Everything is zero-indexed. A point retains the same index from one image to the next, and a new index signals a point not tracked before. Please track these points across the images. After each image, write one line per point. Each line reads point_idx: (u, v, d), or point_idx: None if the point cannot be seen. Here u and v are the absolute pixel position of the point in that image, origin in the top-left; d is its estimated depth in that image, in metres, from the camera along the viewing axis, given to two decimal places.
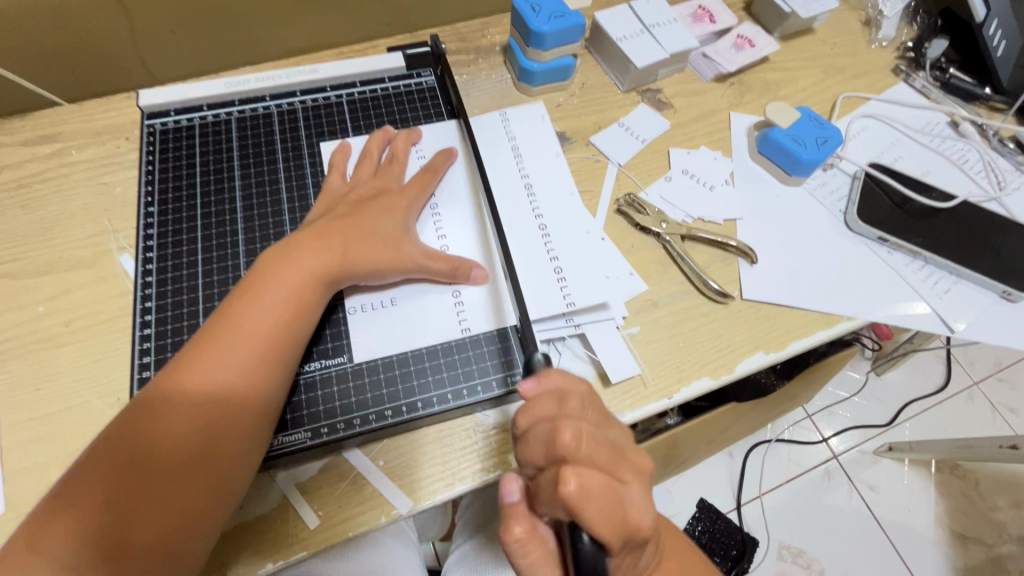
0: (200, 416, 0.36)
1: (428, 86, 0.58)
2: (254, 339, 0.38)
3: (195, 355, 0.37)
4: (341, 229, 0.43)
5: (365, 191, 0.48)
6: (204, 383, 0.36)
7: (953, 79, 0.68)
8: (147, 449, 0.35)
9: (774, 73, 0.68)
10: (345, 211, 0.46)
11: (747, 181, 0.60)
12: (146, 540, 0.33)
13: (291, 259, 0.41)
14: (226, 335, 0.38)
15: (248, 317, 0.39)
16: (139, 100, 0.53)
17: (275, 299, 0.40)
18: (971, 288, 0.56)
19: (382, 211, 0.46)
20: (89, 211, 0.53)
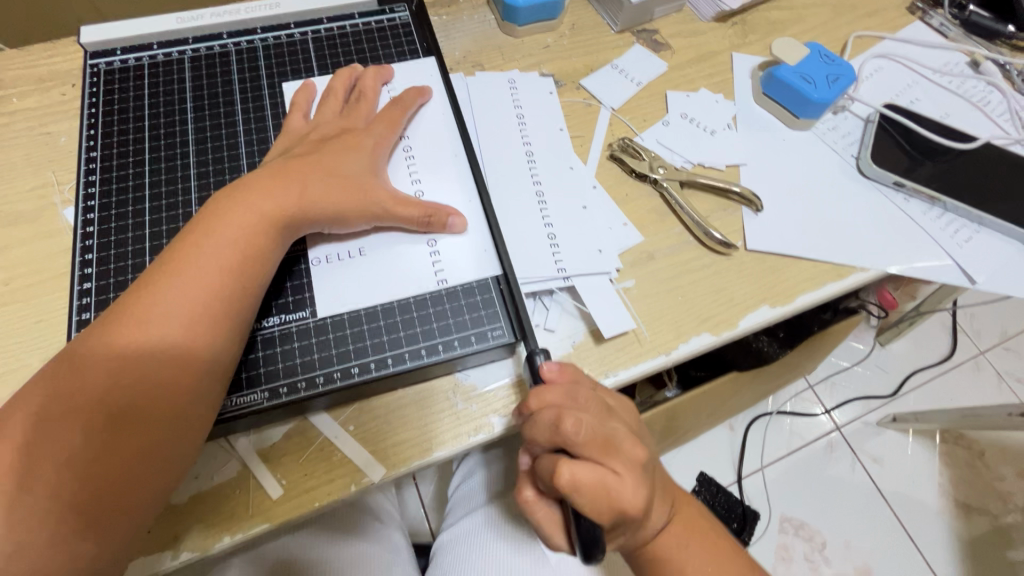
0: (138, 372, 0.32)
1: (402, 23, 0.52)
2: (199, 287, 0.34)
3: (132, 306, 0.33)
4: (297, 169, 0.39)
5: (328, 131, 0.44)
6: (140, 336, 0.33)
7: (973, 16, 0.63)
8: (74, 408, 0.31)
9: (780, 12, 0.63)
10: (304, 151, 0.41)
11: (751, 126, 0.55)
12: (71, 507, 0.30)
13: (239, 201, 0.37)
14: (168, 283, 0.34)
15: (192, 263, 0.35)
16: (81, 38, 0.48)
17: (223, 244, 0.35)
18: (993, 237, 0.52)
19: (346, 151, 0.42)
20: (31, 163, 0.48)
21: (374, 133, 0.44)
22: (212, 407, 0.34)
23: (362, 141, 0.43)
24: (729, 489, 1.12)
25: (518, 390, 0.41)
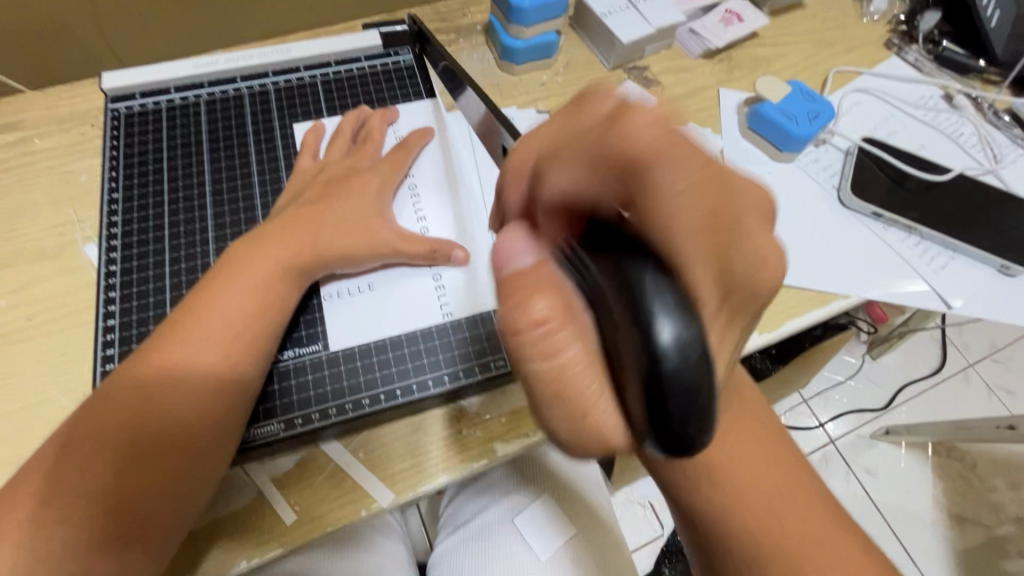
0: (166, 409, 0.35)
1: (406, 65, 0.55)
2: (223, 329, 0.38)
3: (163, 347, 0.37)
4: (311, 217, 0.43)
5: (336, 171, 0.47)
6: (178, 368, 0.36)
7: (946, 52, 0.66)
8: (118, 434, 0.34)
9: (763, 48, 0.66)
10: (315, 198, 0.44)
11: (737, 159, 0.58)
12: (119, 523, 0.33)
13: (259, 250, 0.41)
14: (194, 327, 0.37)
15: (216, 307, 0.38)
16: (103, 83, 0.51)
17: (243, 289, 0.39)
18: (968, 263, 0.54)
19: (355, 193, 0.45)
20: (52, 201, 0.50)
21: (380, 173, 0.47)
22: (233, 440, 0.37)
23: (370, 183, 0.46)
24: None
25: (519, 416, 0.43)
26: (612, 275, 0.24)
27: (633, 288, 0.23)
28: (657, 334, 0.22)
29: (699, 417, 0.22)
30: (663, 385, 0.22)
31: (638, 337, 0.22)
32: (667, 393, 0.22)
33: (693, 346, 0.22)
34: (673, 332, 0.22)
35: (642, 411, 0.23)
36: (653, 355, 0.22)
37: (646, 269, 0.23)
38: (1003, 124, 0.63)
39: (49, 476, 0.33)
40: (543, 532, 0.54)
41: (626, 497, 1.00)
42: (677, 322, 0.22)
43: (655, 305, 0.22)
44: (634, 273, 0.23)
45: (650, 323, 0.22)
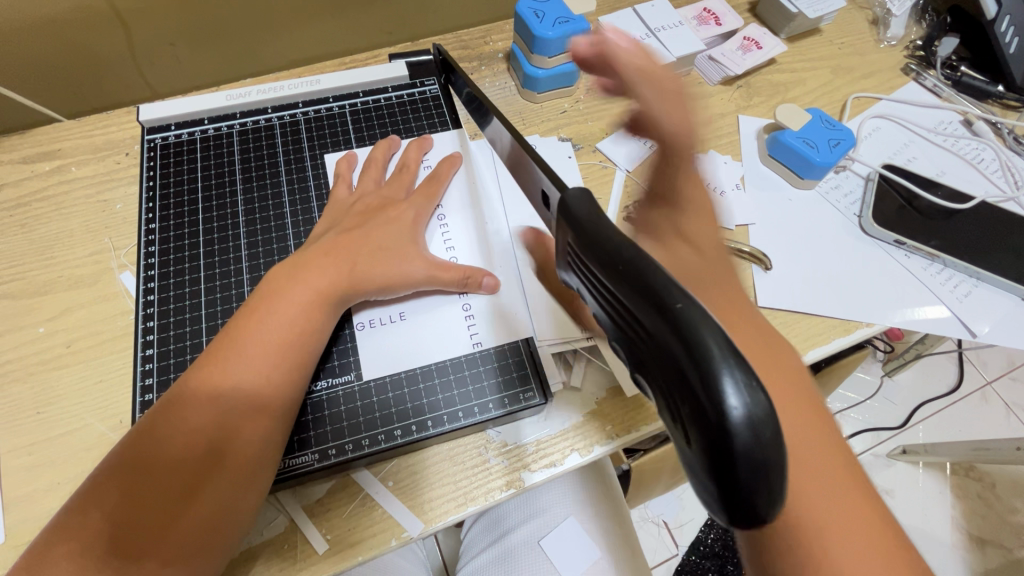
0: (209, 434, 0.36)
1: (432, 95, 0.57)
2: (264, 354, 0.38)
3: (204, 372, 0.38)
4: (347, 245, 0.44)
5: (372, 201, 0.48)
6: (216, 399, 0.37)
7: (965, 77, 0.67)
8: (162, 464, 0.35)
9: (781, 75, 0.67)
10: (352, 224, 0.46)
11: (758, 186, 0.59)
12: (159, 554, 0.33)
13: (298, 276, 0.42)
14: (235, 354, 0.38)
15: (256, 333, 0.39)
16: (139, 115, 0.52)
17: (282, 317, 0.40)
18: (992, 290, 0.54)
19: (389, 221, 0.46)
20: (89, 229, 0.52)
21: (413, 202, 0.48)
22: (273, 463, 0.38)
23: (402, 211, 0.47)
24: None
25: (548, 446, 0.44)
26: (661, 325, 0.18)
27: (691, 340, 0.17)
28: (722, 404, 0.16)
29: (770, 499, 0.17)
30: (728, 464, 0.16)
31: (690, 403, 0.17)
32: (732, 481, 0.17)
33: (769, 417, 0.16)
34: (742, 400, 0.17)
35: (695, 479, 0.18)
36: (715, 428, 0.17)
37: (702, 316, 0.18)
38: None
39: (94, 499, 0.34)
40: (570, 555, 0.54)
41: (640, 516, 1.04)
42: (745, 392, 0.16)
43: (719, 365, 0.17)
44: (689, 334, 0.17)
45: (709, 383, 0.17)
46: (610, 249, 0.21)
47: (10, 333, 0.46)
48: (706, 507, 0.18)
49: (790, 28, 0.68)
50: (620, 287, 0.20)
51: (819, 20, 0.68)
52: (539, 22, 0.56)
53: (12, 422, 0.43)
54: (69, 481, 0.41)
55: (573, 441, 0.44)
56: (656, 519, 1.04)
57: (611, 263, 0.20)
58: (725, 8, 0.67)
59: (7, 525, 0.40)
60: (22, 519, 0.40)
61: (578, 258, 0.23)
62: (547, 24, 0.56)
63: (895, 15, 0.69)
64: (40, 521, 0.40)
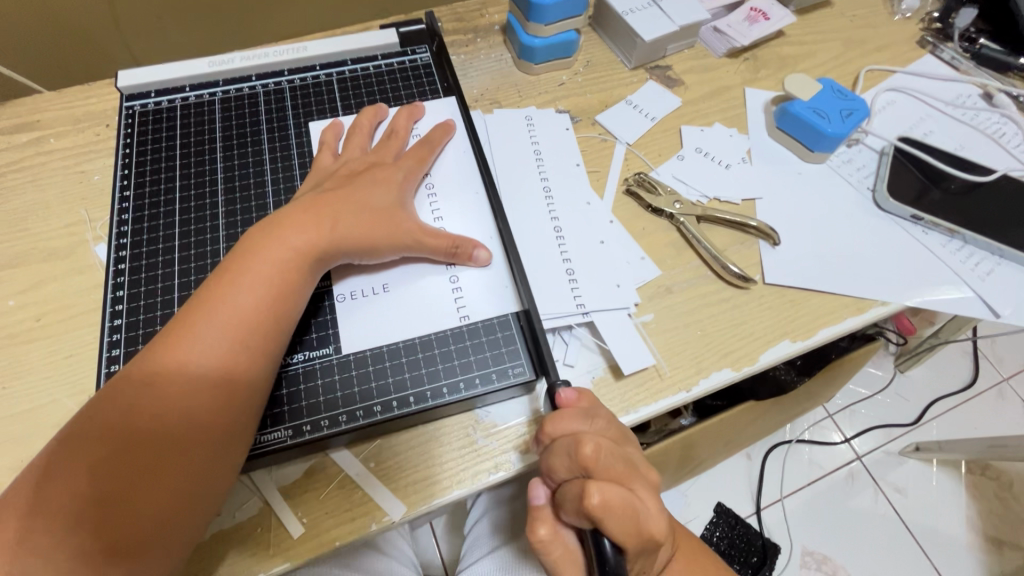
0: (180, 404, 0.34)
1: (423, 63, 0.55)
2: (238, 319, 0.36)
3: (172, 339, 0.35)
4: (330, 203, 0.41)
5: (356, 166, 0.45)
6: (187, 364, 0.34)
7: (984, 50, 0.64)
8: (131, 435, 0.32)
9: (791, 48, 0.64)
10: (334, 185, 0.43)
11: (765, 159, 0.56)
12: (132, 529, 0.31)
13: (271, 237, 0.39)
14: (206, 320, 0.36)
15: (230, 295, 0.36)
16: (117, 81, 0.50)
17: (258, 279, 0.37)
18: (1017, 269, 0.51)
19: (372, 184, 0.43)
20: (65, 200, 0.50)
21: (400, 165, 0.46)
22: (251, 430, 0.36)
23: (388, 175, 0.44)
24: (748, 520, 1.09)
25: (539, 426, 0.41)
26: None
27: None
28: None
29: None
30: None
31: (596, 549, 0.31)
32: None
33: None
34: None
35: None
36: None
37: None
38: None
39: (55, 475, 0.31)
40: None
41: None
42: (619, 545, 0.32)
43: None
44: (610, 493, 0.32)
45: None
46: None
47: None
48: None
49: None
50: None
51: None
52: None
53: None
54: (34, 459, 0.39)
55: None
56: None
57: None
58: None
59: None
60: None
61: None
62: None
63: None
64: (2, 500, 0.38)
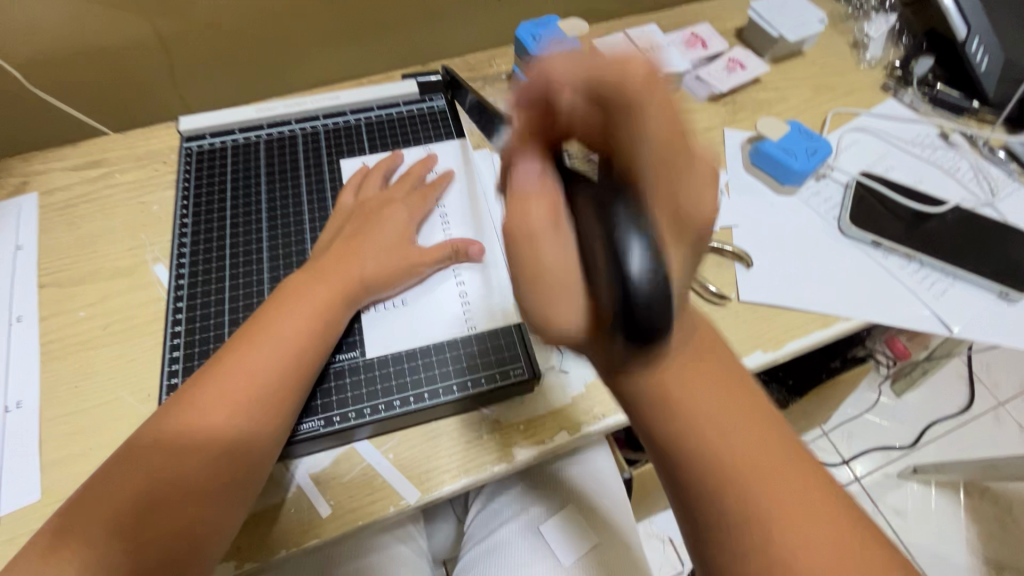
0: (219, 451, 0.39)
1: (439, 109, 0.63)
2: (274, 380, 0.42)
3: (214, 391, 0.41)
4: (354, 248, 0.49)
5: (371, 205, 0.53)
6: (239, 383, 0.41)
7: (940, 94, 0.71)
8: (187, 441, 0.39)
9: (766, 92, 0.71)
10: (354, 228, 0.51)
11: (742, 192, 0.62)
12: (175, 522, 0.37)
13: (303, 300, 0.45)
14: (242, 380, 0.41)
15: (278, 325, 0.44)
16: (179, 126, 0.59)
17: (299, 315, 0.45)
18: (968, 288, 0.57)
19: (389, 215, 0.52)
20: (128, 227, 0.57)
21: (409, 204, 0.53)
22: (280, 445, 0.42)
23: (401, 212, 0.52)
24: None
25: (535, 425, 0.47)
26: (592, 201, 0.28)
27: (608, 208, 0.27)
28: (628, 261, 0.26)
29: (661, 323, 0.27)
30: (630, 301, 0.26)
31: (615, 269, 0.26)
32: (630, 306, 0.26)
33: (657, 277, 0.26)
34: (642, 262, 0.26)
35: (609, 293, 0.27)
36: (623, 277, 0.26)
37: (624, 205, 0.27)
38: (999, 160, 0.66)
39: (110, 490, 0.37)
40: (566, 539, 0.56)
41: (645, 531, 1.10)
42: (652, 255, 0.26)
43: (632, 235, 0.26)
44: (610, 200, 0.28)
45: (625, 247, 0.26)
46: None
47: (55, 316, 0.51)
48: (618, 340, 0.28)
49: (774, 50, 0.74)
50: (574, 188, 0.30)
51: (799, 43, 0.74)
52: (536, 45, 0.62)
53: (53, 394, 0.47)
54: (99, 448, 0.45)
55: (559, 421, 0.48)
56: (660, 535, 1.10)
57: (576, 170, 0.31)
58: (711, 33, 0.73)
59: (42, 485, 0.44)
60: (57, 481, 0.44)
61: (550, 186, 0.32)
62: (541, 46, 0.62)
63: (871, 37, 0.75)
64: (72, 483, 0.44)
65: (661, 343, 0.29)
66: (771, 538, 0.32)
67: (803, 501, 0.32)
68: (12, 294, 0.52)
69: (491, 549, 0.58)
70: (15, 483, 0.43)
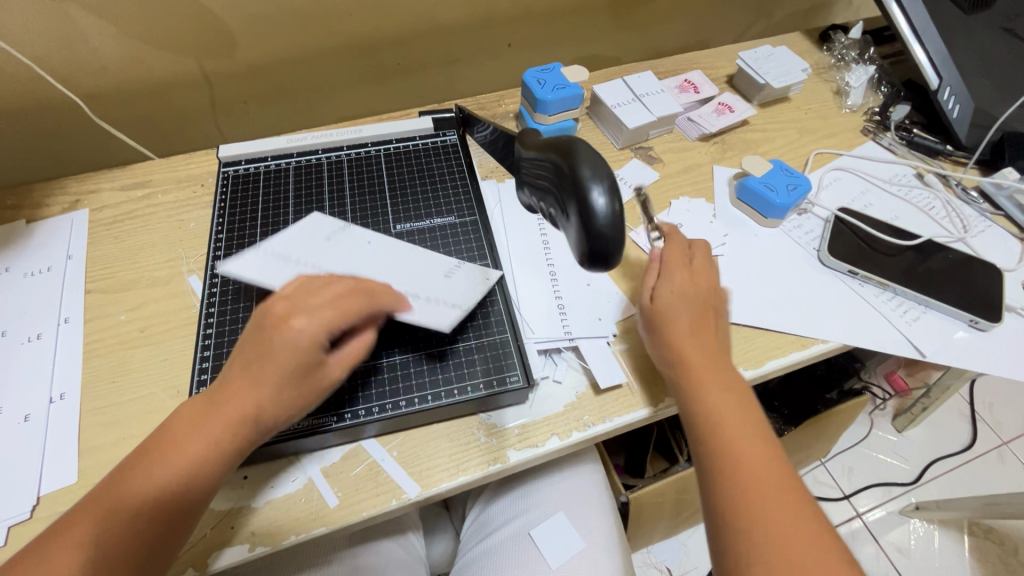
0: (131, 531, 0.37)
1: (451, 143, 0.69)
2: (183, 475, 0.39)
3: (133, 470, 0.39)
4: (257, 364, 0.40)
5: (285, 302, 0.41)
6: (166, 463, 0.39)
7: (917, 138, 0.76)
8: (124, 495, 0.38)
9: (753, 133, 0.77)
10: (259, 337, 0.40)
11: (728, 223, 0.67)
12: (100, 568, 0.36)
13: (215, 410, 0.40)
14: (168, 459, 0.39)
15: (203, 423, 0.39)
16: (219, 152, 0.66)
17: (210, 423, 0.39)
18: (940, 317, 0.61)
19: (283, 328, 0.40)
20: (168, 241, 0.63)
21: (315, 316, 0.40)
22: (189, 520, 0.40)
23: (299, 331, 0.39)
24: None
25: (530, 431, 0.51)
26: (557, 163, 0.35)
27: (573, 168, 0.34)
28: (592, 201, 0.33)
29: (615, 251, 0.34)
30: (594, 231, 0.33)
31: (581, 205, 0.33)
32: (589, 235, 0.33)
33: (615, 212, 0.33)
34: (603, 199, 0.33)
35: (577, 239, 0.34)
36: (588, 213, 0.33)
37: (584, 155, 0.34)
38: (971, 200, 0.71)
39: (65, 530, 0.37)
40: (558, 545, 0.60)
41: (643, 560, 1.11)
42: (610, 194, 0.33)
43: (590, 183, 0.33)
44: (572, 150, 0.35)
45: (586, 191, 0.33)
46: (548, 143, 0.37)
47: (99, 319, 0.57)
48: (586, 268, 0.35)
49: (762, 95, 0.80)
50: (543, 155, 0.37)
51: (785, 89, 0.80)
52: (541, 87, 0.68)
53: (93, 388, 0.52)
54: (129, 437, 0.50)
55: (552, 427, 0.51)
56: (658, 565, 1.10)
57: (547, 142, 0.37)
58: (703, 80, 0.79)
59: (79, 470, 0.48)
60: (92, 467, 0.48)
61: (526, 169, 0.40)
62: (547, 89, 0.69)
63: (853, 86, 0.80)
64: (104, 468, 0.48)
65: (617, 265, 0.35)
66: (757, 521, 0.39)
67: (786, 515, 0.39)
68: (62, 298, 0.58)
69: (487, 553, 0.62)
70: (54, 468, 0.48)
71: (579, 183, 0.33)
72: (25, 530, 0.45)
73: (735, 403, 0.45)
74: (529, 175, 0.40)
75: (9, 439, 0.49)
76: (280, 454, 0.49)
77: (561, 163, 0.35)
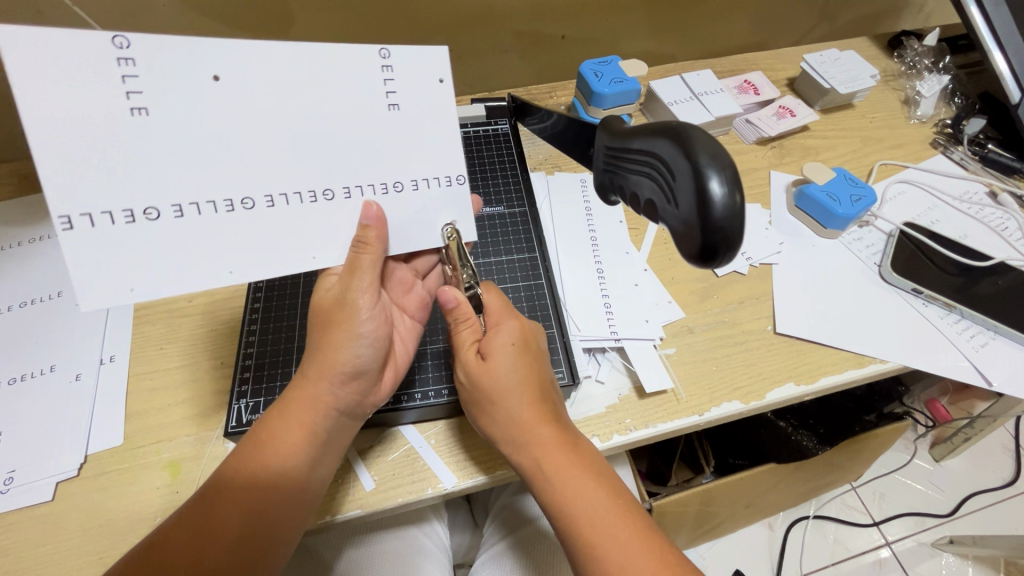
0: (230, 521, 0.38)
1: (503, 132, 0.68)
2: (277, 477, 0.40)
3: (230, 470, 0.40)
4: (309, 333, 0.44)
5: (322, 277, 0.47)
6: (257, 464, 0.40)
7: (992, 153, 0.72)
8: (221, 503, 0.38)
9: (814, 140, 0.74)
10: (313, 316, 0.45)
11: (784, 231, 0.65)
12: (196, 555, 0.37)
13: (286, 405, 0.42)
14: (255, 460, 0.40)
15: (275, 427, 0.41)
16: None
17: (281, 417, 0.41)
18: (1009, 344, 0.57)
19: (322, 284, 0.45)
20: None
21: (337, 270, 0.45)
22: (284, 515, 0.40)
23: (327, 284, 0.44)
24: None
25: None
26: (668, 147, 0.33)
27: (689, 152, 0.32)
28: (712, 190, 0.30)
29: (727, 247, 0.32)
30: (710, 221, 0.31)
31: (697, 192, 0.31)
32: (706, 223, 0.31)
33: (734, 203, 0.31)
34: (722, 189, 0.30)
35: (687, 230, 0.32)
36: (706, 201, 0.31)
37: (702, 141, 0.32)
38: None
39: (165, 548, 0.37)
40: None
41: None
42: (728, 184, 0.31)
43: (711, 172, 0.31)
44: (686, 133, 0.33)
45: (706, 178, 0.31)
46: (657, 126, 0.34)
47: None
48: (687, 261, 0.34)
49: (825, 101, 0.77)
50: (646, 137, 0.35)
51: (851, 95, 0.77)
52: (597, 80, 0.67)
53: (142, 352, 0.53)
54: (174, 404, 0.50)
55: (594, 429, 0.50)
56: None
57: (653, 125, 0.35)
58: (764, 81, 0.77)
59: (126, 432, 0.49)
60: (138, 430, 0.49)
61: (616, 154, 0.38)
62: (603, 82, 0.67)
63: (924, 95, 0.77)
64: (147, 432, 0.49)
65: (721, 264, 0.33)
66: None
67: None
68: None
69: (511, 548, 0.61)
70: (102, 427, 0.49)
71: (699, 168, 0.31)
72: (72, 486, 0.46)
73: (577, 486, 0.41)
74: (618, 161, 0.38)
75: (61, 396, 0.50)
76: (384, 425, 0.49)
77: (672, 148, 0.33)
